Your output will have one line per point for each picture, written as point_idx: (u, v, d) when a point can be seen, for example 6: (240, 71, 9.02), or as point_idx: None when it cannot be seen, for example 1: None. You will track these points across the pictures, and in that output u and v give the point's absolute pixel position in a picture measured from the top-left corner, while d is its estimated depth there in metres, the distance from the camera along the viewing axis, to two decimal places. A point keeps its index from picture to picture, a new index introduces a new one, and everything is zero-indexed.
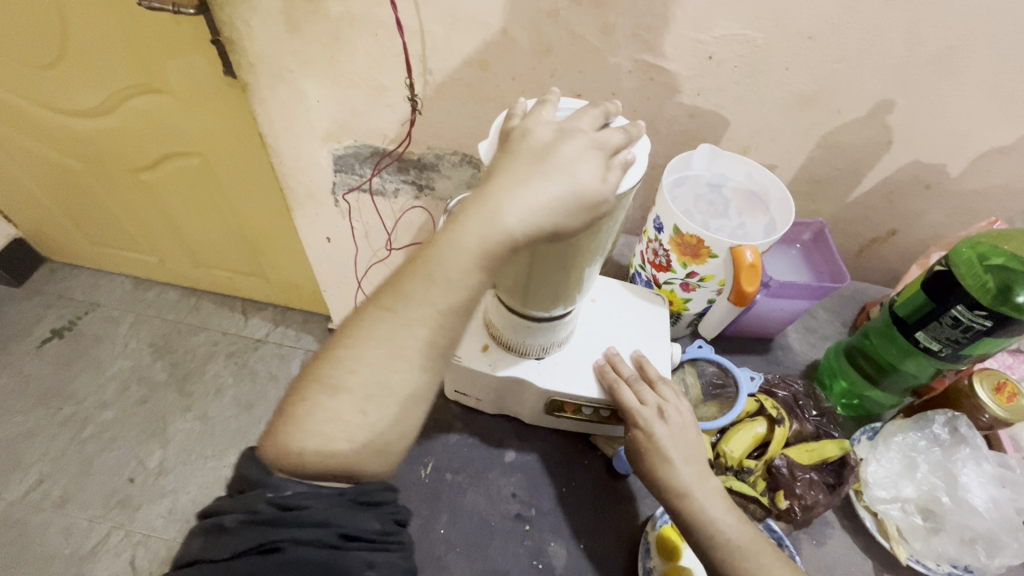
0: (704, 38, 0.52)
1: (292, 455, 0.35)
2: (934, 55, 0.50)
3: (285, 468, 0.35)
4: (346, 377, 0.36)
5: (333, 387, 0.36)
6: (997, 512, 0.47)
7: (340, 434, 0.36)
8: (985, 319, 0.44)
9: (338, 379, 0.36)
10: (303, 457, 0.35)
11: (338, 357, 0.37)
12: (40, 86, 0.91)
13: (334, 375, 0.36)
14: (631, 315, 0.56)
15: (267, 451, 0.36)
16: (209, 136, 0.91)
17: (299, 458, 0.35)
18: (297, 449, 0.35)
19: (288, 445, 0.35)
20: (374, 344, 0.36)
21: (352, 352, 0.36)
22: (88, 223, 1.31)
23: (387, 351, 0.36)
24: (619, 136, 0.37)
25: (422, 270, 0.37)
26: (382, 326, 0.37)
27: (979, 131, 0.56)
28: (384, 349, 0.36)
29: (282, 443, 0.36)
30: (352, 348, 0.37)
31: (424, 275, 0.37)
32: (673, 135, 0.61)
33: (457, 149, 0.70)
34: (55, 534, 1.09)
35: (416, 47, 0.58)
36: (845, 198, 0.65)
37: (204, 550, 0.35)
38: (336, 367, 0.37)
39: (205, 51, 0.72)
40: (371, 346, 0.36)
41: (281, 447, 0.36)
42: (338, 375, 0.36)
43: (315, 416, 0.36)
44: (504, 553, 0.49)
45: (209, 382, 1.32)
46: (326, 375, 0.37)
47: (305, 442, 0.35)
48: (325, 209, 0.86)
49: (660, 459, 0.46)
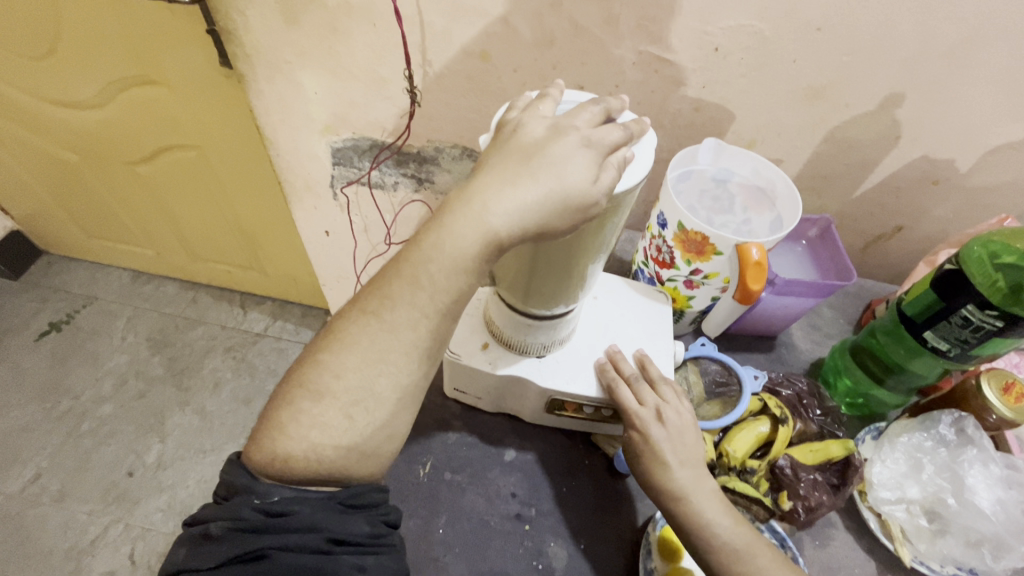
0: (710, 29, 0.50)
1: (278, 462, 0.35)
2: (946, 48, 0.49)
3: (282, 475, 0.35)
4: (342, 384, 0.35)
5: (317, 393, 0.35)
6: (1004, 514, 0.47)
7: (325, 440, 0.35)
8: (996, 319, 0.43)
9: (323, 385, 0.35)
10: (299, 465, 0.35)
11: (336, 364, 0.35)
12: (34, 77, 0.90)
13: (318, 381, 0.35)
14: (633, 312, 0.55)
15: (252, 458, 0.35)
16: (206, 128, 0.89)
17: (285, 465, 0.34)
18: (295, 456, 0.34)
19: (283, 452, 0.35)
20: (370, 350, 0.35)
21: (350, 361, 0.35)
22: (85, 216, 1.30)
23: (388, 358, 0.36)
24: (619, 133, 0.36)
25: (405, 272, 0.36)
26: (383, 335, 0.36)
27: (990, 126, 0.54)
28: (385, 356, 0.36)
29: (278, 450, 0.35)
30: (350, 356, 0.35)
31: (408, 279, 0.36)
32: (677, 129, 0.60)
33: (457, 142, 0.68)
34: (53, 528, 1.09)
35: (415, 37, 0.56)
36: (852, 193, 0.63)
37: (189, 559, 0.34)
38: (318, 371, 0.36)
39: (200, 42, 0.71)
40: (373, 355, 0.35)
41: (277, 454, 0.35)
42: (320, 381, 0.35)
43: (297, 422, 0.35)
44: (503, 554, 0.48)
45: (207, 376, 1.32)
46: (309, 381, 0.36)
47: (290, 447, 0.35)
48: (324, 203, 0.85)
49: (656, 463, 0.45)
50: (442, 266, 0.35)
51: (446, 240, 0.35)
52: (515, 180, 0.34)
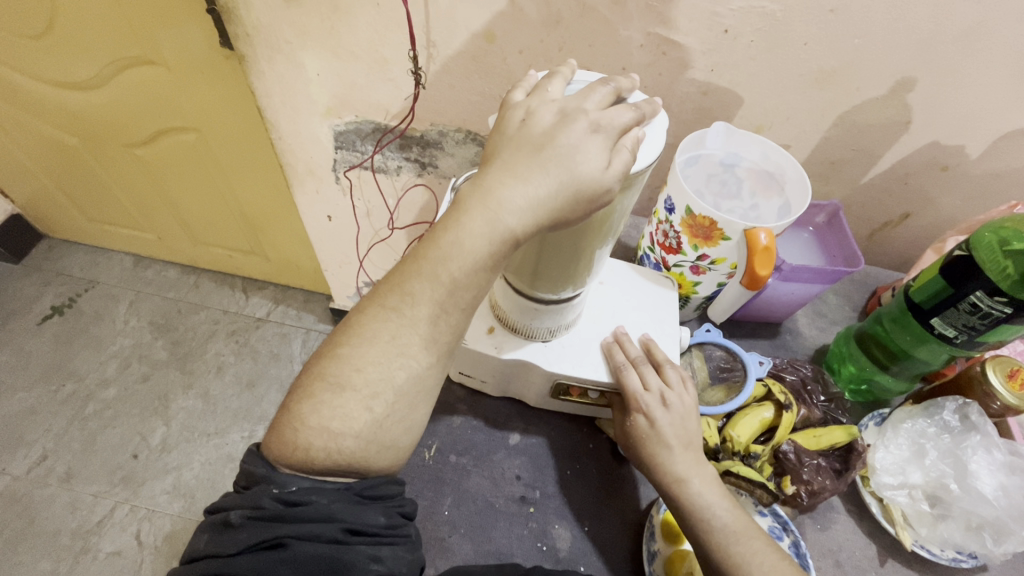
0: (720, 10, 0.49)
1: (299, 451, 0.35)
2: (961, 31, 0.48)
3: (304, 463, 0.35)
4: (364, 377, 0.35)
5: (338, 385, 0.35)
6: (1006, 499, 0.47)
7: (347, 430, 0.35)
8: (1005, 306, 0.43)
9: (343, 378, 0.35)
10: (321, 454, 0.35)
11: (358, 358, 0.36)
12: (31, 57, 0.89)
13: (340, 373, 0.35)
14: (639, 298, 0.55)
15: (274, 447, 0.36)
16: (206, 111, 0.89)
17: (306, 454, 0.35)
18: (317, 446, 0.35)
19: (305, 442, 0.35)
20: (392, 345, 0.36)
21: (372, 353, 0.36)
22: (85, 199, 1.30)
23: (409, 352, 0.36)
24: (632, 114, 0.35)
25: (424, 271, 0.35)
26: (404, 330, 0.36)
27: (1002, 112, 0.54)
28: (405, 350, 0.36)
29: (299, 439, 0.35)
30: (373, 349, 0.36)
31: (429, 276, 0.35)
32: (685, 113, 0.59)
33: (461, 126, 0.68)
34: (60, 509, 1.10)
35: (419, 17, 0.55)
36: (860, 179, 0.63)
37: (210, 545, 0.35)
38: (338, 364, 0.36)
39: (199, 21, 0.70)
40: (395, 349, 0.36)
41: (298, 442, 0.35)
42: (341, 373, 0.36)
43: (318, 413, 0.35)
44: (508, 535, 0.49)
45: (210, 361, 1.32)
46: (330, 373, 0.36)
47: (312, 437, 0.35)
48: (326, 187, 0.84)
49: (659, 446, 0.46)
50: (455, 254, 0.35)
51: (458, 226, 0.34)
52: (525, 166, 0.34)
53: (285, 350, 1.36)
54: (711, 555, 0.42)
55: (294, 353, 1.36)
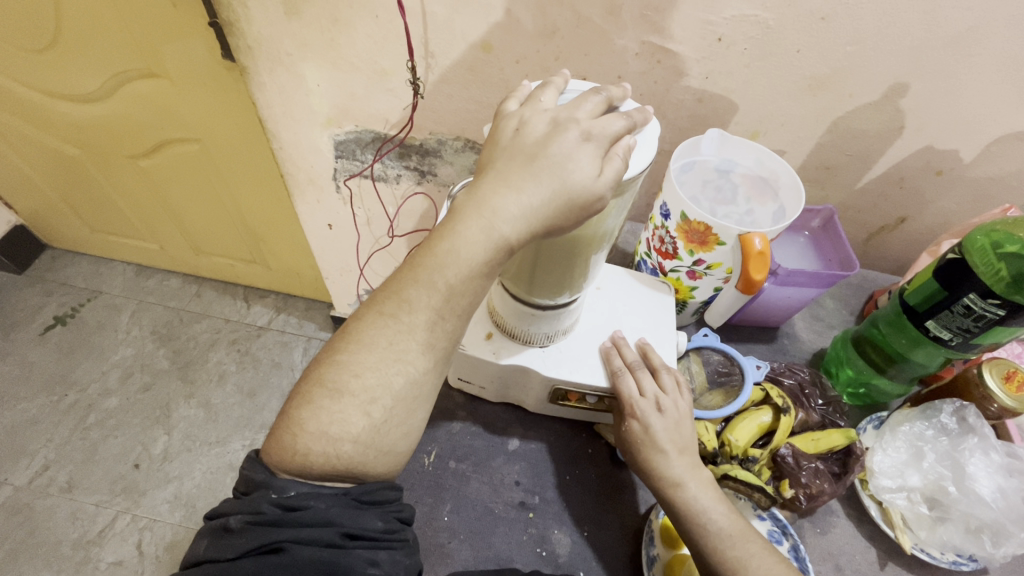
0: (713, 18, 0.50)
1: (298, 456, 0.35)
2: (950, 38, 0.48)
3: (303, 468, 0.35)
4: (362, 382, 0.36)
5: (337, 391, 0.36)
6: (1005, 502, 0.47)
7: (345, 435, 0.35)
8: (998, 308, 0.43)
9: (342, 383, 0.36)
10: (320, 459, 0.35)
11: (356, 363, 0.36)
12: (36, 71, 0.90)
13: (339, 378, 0.36)
14: (636, 303, 0.55)
15: (273, 452, 0.36)
16: (210, 123, 0.90)
17: (305, 459, 0.35)
18: (315, 451, 0.35)
19: (304, 447, 0.35)
20: (390, 351, 0.36)
21: (370, 360, 0.36)
22: (88, 210, 1.31)
23: (407, 358, 0.36)
24: (623, 122, 0.36)
25: (421, 278, 0.36)
26: (402, 336, 0.36)
27: (992, 118, 0.54)
28: (403, 356, 0.36)
29: (298, 445, 0.35)
30: (371, 355, 0.36)
31: (425, 284, 0.36)
32: (680, 120, 0.60)
33: (459, 134, 0.68)
34: (62, 519, 1.10)
35: (418, 29, 0.56)
36: (856, 183, 0.63)
37: (210, 550, 0.35)
38: (337, 370, 0.36)
39: (202, 33, 0.71)
40: (393, 355, 0.36)
41: (297, 448, 0.35)
42: (340, 378, 0.36)
43: (316, 419, 0.35)
44: (508, 541, 0.49)
45: (211, 369, 1.33)
46: (329, 379, 0.36)
47: (311, 442, 0.35)
48: (326, 195, 0.85)
49: (654, 451, 0.46)
50: (450, 264, 0.35)
51: (455, 237, 0.35)
52: (519, 176, 0.35)
53: (287, 359, 1.36)
54: (709, 559, 0.42)
55: (295, 361, 1.36)
